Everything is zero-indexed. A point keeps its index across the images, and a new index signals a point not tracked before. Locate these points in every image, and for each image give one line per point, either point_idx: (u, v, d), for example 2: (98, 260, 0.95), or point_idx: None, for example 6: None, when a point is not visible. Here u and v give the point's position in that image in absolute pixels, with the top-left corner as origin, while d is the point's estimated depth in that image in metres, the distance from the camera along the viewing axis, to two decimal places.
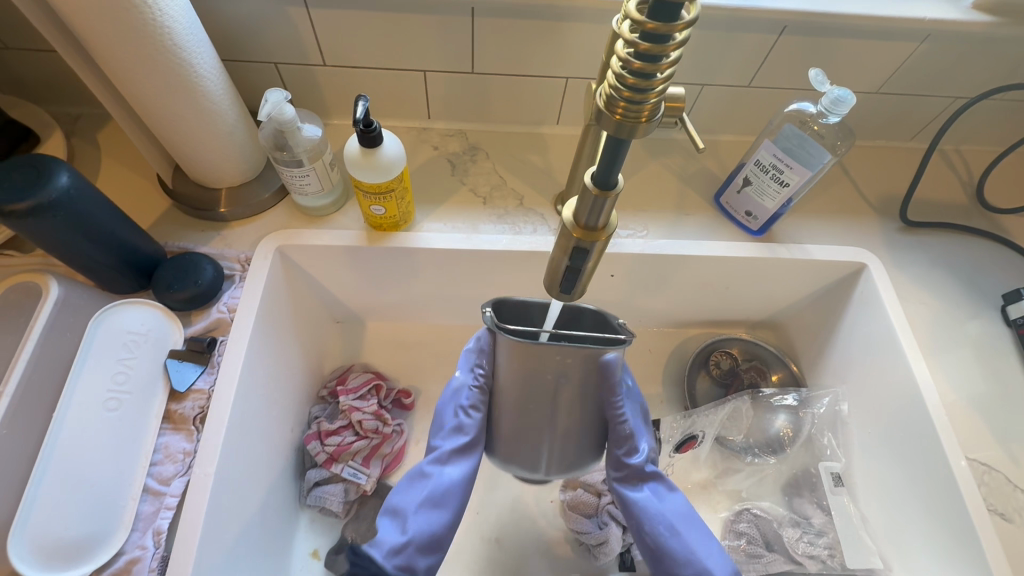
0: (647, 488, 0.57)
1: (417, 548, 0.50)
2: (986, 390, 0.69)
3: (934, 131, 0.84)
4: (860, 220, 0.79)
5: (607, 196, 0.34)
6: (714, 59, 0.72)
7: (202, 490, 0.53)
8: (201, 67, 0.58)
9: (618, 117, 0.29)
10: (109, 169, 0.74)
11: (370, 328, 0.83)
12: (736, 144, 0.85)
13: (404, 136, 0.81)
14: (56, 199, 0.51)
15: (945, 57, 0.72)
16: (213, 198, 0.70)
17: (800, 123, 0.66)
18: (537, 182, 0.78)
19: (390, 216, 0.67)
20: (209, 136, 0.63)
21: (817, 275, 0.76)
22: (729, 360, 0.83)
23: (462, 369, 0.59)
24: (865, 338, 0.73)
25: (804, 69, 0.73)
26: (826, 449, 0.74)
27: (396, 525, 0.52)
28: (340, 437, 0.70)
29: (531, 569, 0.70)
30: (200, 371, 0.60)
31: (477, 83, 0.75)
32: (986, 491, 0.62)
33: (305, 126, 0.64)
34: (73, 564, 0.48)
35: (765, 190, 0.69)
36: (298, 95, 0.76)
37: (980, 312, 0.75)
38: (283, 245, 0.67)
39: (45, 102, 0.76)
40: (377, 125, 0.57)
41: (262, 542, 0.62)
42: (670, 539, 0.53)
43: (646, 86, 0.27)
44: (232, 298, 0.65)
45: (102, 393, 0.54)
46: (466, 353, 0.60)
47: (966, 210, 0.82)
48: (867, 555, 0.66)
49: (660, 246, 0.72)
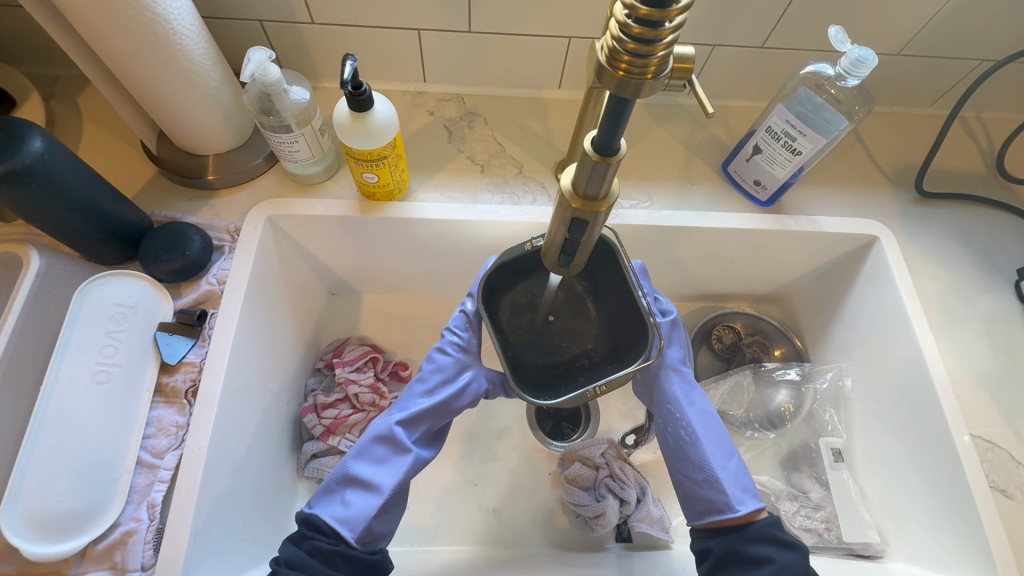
0: (678, 387, 0.65)
1: (379, 523, 0.55)
2: (995, 366, 0.68)
3: (956, 97, 0.80)
4: (873, 190, 0.76)
5: (609, 162, 0.32)
6: (727, 17, 0.68)
7: (197, 464, 0.52)
8: (177, 22, 0.55)
9: (621, 73, 0.26)
10: (91, 135, 0.71)
11: (366, 300, 0.82)
12: (746, 110, 0.81)
13: (399, 100, 0.77)
14: (30, 165, 0.49)
15: (974, 15, 0.67)
16: (197, 165, 0.67)
17: (814, 87, 0.62)
18: (537, 149, 0.75)
19: (383, 185, 0.64)
20: (194, 98, 0.60)
21: (826, 247, 0.73)
22: (732, 335, 0.81)
23: (452, 352, 0.64)
24: (872, 312, 0.71)
25: (822, 27, 0.69)
26: (828, 425, 0.73)
27: (367, 497, 0.55)
28: (336, 410, 0.69)
29: (529, 540, 0.71)
30: (190, 345, 0.58)
31: (475, 44, 0.71)
32: (988, 467, 0.62)
33: (292, 88, 0.60)
34: (69, 535, 0.48)
35: (776, 158, 0.66)
36: (285, 56, 0.73)
37: (993, 287, 0.72)
38: (274, 214, 0.65)
39: (22, 64, 0.73)
40: (367, 88, 0.54)
41: (260, 513, 0.62)
42: (688, 445, 0.61)
43: (653, 36, 0.25)
44: (221, 269, 0.63)
45: (90, 367, 0.53)
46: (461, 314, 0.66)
47: (984, 180, 0.79)
48: (865, 529, 0.65)
49: (664, 218, 0.70)
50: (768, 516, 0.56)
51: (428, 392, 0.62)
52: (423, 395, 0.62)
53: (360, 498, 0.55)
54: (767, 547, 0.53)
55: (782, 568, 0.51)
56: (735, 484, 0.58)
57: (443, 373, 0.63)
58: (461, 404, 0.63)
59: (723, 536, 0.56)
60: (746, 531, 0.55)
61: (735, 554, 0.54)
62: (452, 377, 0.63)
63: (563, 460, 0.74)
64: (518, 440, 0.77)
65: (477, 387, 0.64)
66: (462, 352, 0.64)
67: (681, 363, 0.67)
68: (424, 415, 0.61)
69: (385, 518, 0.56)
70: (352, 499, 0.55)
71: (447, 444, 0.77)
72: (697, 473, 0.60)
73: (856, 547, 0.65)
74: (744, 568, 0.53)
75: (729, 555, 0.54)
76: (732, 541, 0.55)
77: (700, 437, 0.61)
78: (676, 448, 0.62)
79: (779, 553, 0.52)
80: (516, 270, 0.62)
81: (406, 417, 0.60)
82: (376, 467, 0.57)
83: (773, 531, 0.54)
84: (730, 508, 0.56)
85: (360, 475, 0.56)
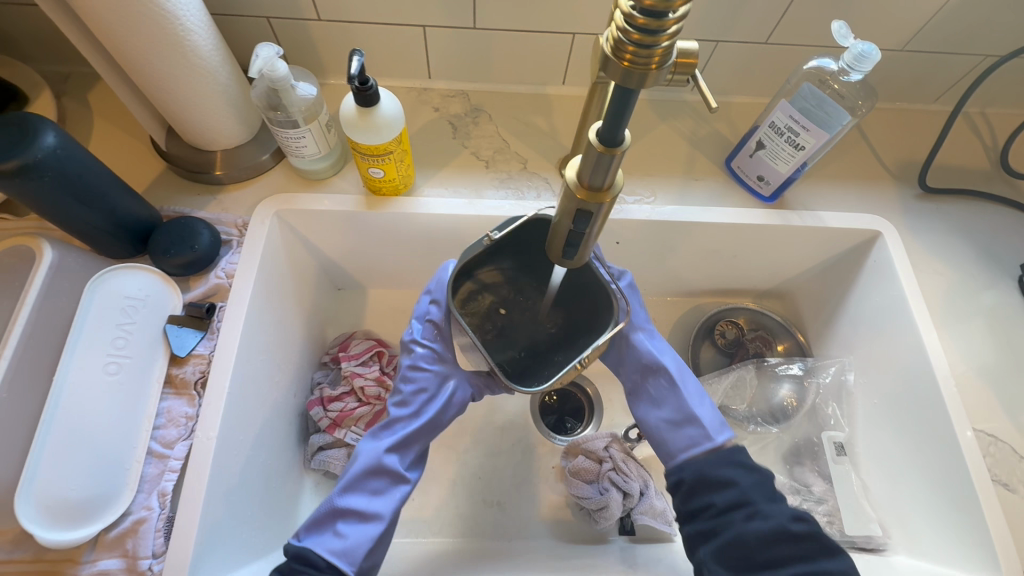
0: (648, 342, 0.67)
1: (378, 549, 0.56)
2: (998, 361, 0.68)
3: (960, 92, 0.80)
4: (876, 186, 0.77)
5: (613, 152, 0.32)
6: (730, 13, 0.68)
7: (206, 454, 0.53)
8: (186, 18, 0.55)
9: (626, 64, 0.27)
10: (101, 131, 0.72)
11: (371, 295, 0.83)
12: (749, 106, 0.81)
13: (404, 97, 0.78)
14: (43, 159, 0.50)
15: (977, 10, 0.67)
16: (206, 161, 0.68)
17: (817, 82, 0.63)
18: (540, 145, 0.76)
19: (390, 179, 0.65)
20: (200, 94, 0.61)
21: (829, 243, 0.74)
22: (735, 330, 0.81)
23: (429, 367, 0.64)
24: (875, 307, 0.72)
25: (825, 23, 0.69)
26: (831, 419, 0.74)
27: (363, 527, 0.55)
28: (343, 403, 0.70)
29: (533, 532, 0.71)
30: (200, 337, 0.59)
31: (480, 41, 0.72)
32: (991, 462, 0.62)
33: (299, 84, 0.61)
34: (81, 524, 0.49)
35: (779, 153, 0.67)
36: (291, 53, 0.73)
37: (997, 282, 0.73)
38: (282, 209, 0.66)
39: (32, 61, 0.74)
40: (373, 83, 0.54)
41: (267, 503, 0.63)
42: (667, 389, 0.64)
43: (657, 27, 0.25)
44: (229, 263, 0.64)
45: (102, 358, 0.54)
46: (427, 325, 0.66)
47: (987, 176, 0.79)
48: (867, 522, 0.66)
49: (667, 213, 0.70)
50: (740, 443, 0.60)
51: (414, 411, 0.63)
52: (409, 416, 0.63)
53: (355, 529, 0.55)
54: (732, 471, 0.56)
55: (746, 490, 0.54)
56: (712, 420, 0.61)
57: (426, 392, 0.63)
58: (448, 418, 0.64)
59: (695, 464, 0.58)
60: (718, 456, 0.58)
61: (704, 479, 0.57)
62: (435, 394, 0.64)
63: (566, 453, 0.75)
64: (522, 434, 0.78)
65: (462, 394, 0.65)
66: (439, 364, 0.65)
67: (646, 322, 0.69)
68: (414, 435, 0.62)
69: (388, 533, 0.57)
70: (346, 530, 0.55)
71: (452, 437, 0.77)
72: (675, 414, 0.63)
73: (859, 540, 0.65)
74: (712, 491, 0.56)
75: (698, 482, 0.57)
76: (700, 466, 0.58)
77: (678, 382, 0.64)
78: (657, 394, 0.65)
79: (743, 476, 0.56)
80: (471, 271, 0.59)
81: (398, 442, 0.61)
82: (370, 497, 0.58)
83: (736, 456, 0.57)
84: (709, 439, 0.59)
85: (354, 508, 0.56)
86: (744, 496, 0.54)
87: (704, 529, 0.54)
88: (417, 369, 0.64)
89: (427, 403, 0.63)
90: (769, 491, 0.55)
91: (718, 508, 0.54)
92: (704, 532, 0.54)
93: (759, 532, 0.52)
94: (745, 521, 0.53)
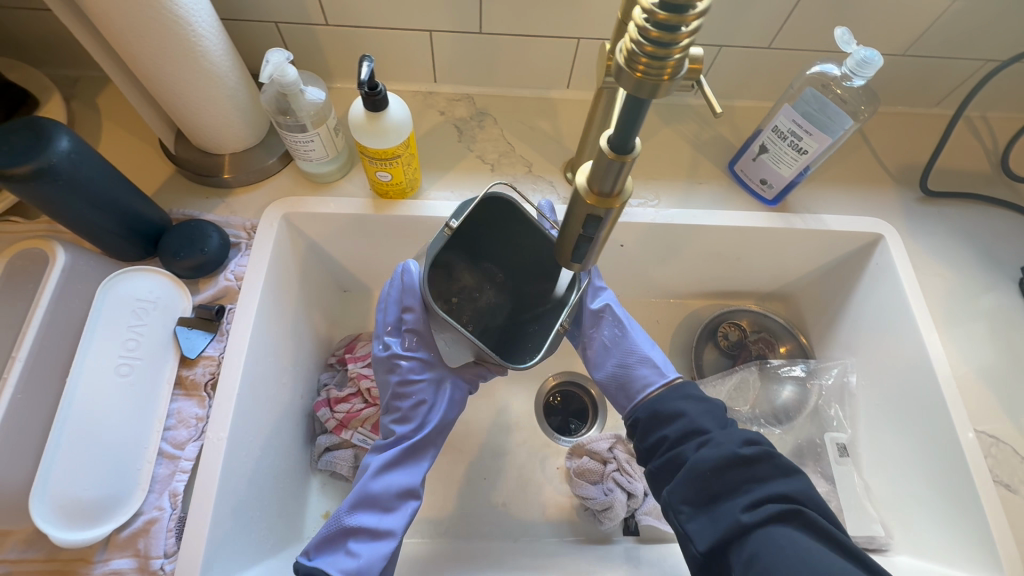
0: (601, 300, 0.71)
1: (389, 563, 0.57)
2: (998, 362, 0.68)
3: (961, 97, 0.80)
4: (878, 189, 0.77)
5: (624, 160, 0.33)
6: (734, 18, 0.69)
7: (217, 455, 0.54)
8: (198, 25, 0.56)
9: (638, 75, 0.27)
10: (110, 134, 0.72)
11: (376, 297, 0.83)
12: (752, 110, 0.82)
13: (410, 100, 0.79)
14: (57, 164, 0.50)
15: (978, 16, 0.68)
16: (215, 164, 0.69)
17: (820, 87, 0.63)
18: (545, 148, 0.76)
19: (397, 183, 0.66)
20: (210, 99, 0.62)
21: (832, 245, 0.74)
22: (737, 332, 0.82)
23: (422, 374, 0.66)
24: (877, 309, 0.72)
25: (828, 28, 0.70)
26: (833, 420, 0.75)
27: (373, 543, 0.56)
28: (350, 404, 0.71)
29: (538, 532, 0.72)
30: (209, 339, 0.60)
31: (485, 46, 0.73)
32: (992, 462, 0.63)
33: (308, 89, 0.62)
34: (94, 524, 0.50)
35: (782, 157, 0.67)
36: (299, 57, 0.74)
37: (997, 284, 0.73)
38: (290, 212, 0.66)
39: (41, 64, 0.74)
40: (383, 88, 0.55)
41: (275, 503, 0.63)
42: (625, 338, 0.69)
43: (671, 39, 0.26)
44: (239, 266, 0.64)
45: (114, 358, 0.54)
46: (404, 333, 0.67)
47: (988, 179, 0.79)
48: (870, 522, 0.66)
49: (671, 216, 0.71)
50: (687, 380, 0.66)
51: (417, 424, 0.64)
52: (413, 430, 0.64)
53: (366, 546, 0.56)
54: (682, 405, 0.60)
55: (695, 420, 0.58)
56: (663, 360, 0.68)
57: (426, 403, 0.65)
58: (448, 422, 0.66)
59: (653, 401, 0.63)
60: (671, 392, 0.62)
61: (658, 416, 0.61)
62: (434, 402, 0.65)
63: (570, 454, 0.75)
64: (527, 434, 0.79)
65: (459, 395, 0.67)
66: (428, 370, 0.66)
67: (599, 286, 0.72)
68: (420, 446, 0.64)
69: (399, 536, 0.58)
70: (357, 543, 0.56)
71: (457, 438, 0.78)
72: (630, 358, 0.68)
73: (862, 541, 0.65)
74: (665, 425, 0.60)
75: (652, 419, 0.61)
76: (655, 404, 0.62)
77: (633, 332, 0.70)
78: (616, 347, 0.69)
79: (692, 408, 0.59)
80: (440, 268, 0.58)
81: (405, 454, 0.62)
82: (381, 515, 0.59)
83: (689, 390, 0.62)
84: (661, 376, 0.65)
85: (365, 526, 0.57)
86: (695, 423, 0.58)
87: (665, 465, 0.57)
88: (410, 383, 0.65)
89: (428, 413, 0.65)
90: (718, 418, 0.58)
91: (671, 440, 0.58)
92: (666, 465, 0.57)
93: (710, 457, 0.53)
94: (697, 450, 0.55)
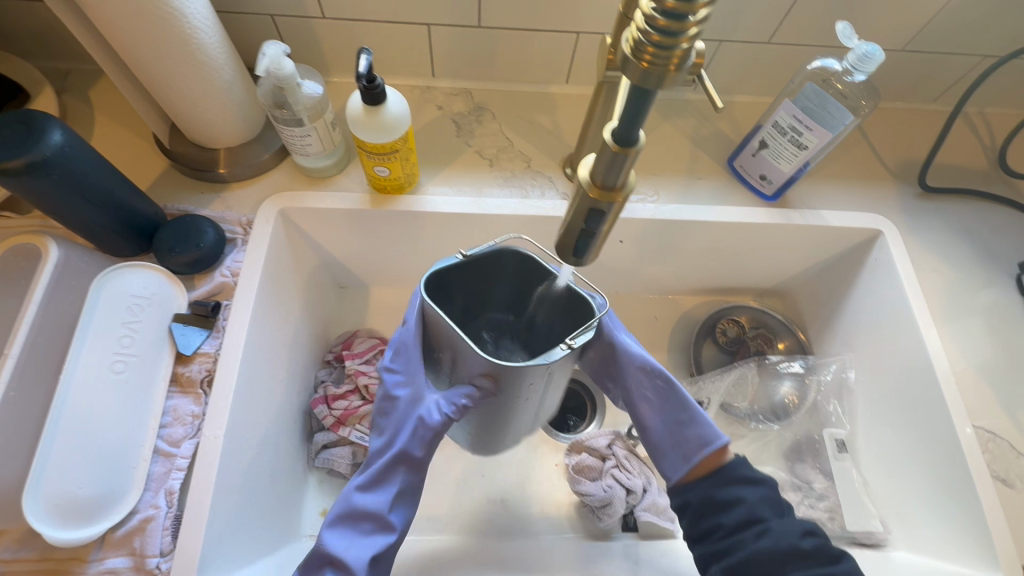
0: (629, 342, 0.57)
1: None
2: (996, 358, 0.69)
3: (959, 93, 0.81)
4: (877, 185, 0.77)
5: (628, 152, 0.32)
6: (734, 12, 0.68)
7: (214, 452, 0.53)
8: (193, 16, 0.55)
9: (645, 65, 0.27)
10: (103, 128, 0.71)
11: (374, 294, 0.82)
12: (751, 106, 0.81)
13: (408, 95, 0.78)
14: (51, 157, 0.50)
15: (977, 11, 0.68)
16: (210, 158, 0.68)
17: (821, 82, 0.63)
18: (544, 144, 0.76)
19: (395, 178, 0.65)
20: (204, 92, 0.61)
21: (831, 241, 0.74)
22: (736, 329, 0.82)
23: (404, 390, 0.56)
24: (876, 305, 0.72)
25: (828, 23, 0.70)
26: (832, 416, 0.75)
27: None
28: (347, 401, 0.70)
29: (537, 529, 0.72)
30: (205, 335, 0.59)
31: (484, 39, 0.72)
32: (989, 457, 0.63)
33: (305, 82, 0.61)
34: (88, 523, 0.49)
35: (782, 152, 0.67)
36: (295, 50, 0.73)
37: (994, 280, 0.73)
38: (287, 208, 0.66)
39: (32, 57, 0.73)
40: (381, 82, 0.54)
41: (272, 501, 0.63)
42: (663, 388, 0.55)
43: (678, 28, 0.25)
44: (235, 261, 0.64)
45: (108, 356, 0.54)
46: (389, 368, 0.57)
47: (985, 175, 0.79)
48: (868, 518, 0.66)
49: (671, 211, 0.70)
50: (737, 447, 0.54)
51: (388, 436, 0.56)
52: (383, 445, 0.56)
53: None
54: (738, 487, 0.52)
55: (754, 506, 0.50)
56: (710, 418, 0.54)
57: (397, 415, 0.56)
58: (424, 445, 0.54)
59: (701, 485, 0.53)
60: (721, 473, 0.53)
61: (710, 500, 0.52)
62: (407, 415, 0.55)
63: (569, 451, 0.75)
64: None
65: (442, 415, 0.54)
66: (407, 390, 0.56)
67: (612, 323, 0.58)
68: (392, 463, 0.54)
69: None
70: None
71: None
72: (678, 415, 0.55)
73: (860, 536, 0.66)
74: (719, 512, 0.51)
75: (706, 504, 0.52)
76: (706, 486, 0.52)
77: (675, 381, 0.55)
78: (654, 396, 0.56)
79: (749, 492, 0.51)
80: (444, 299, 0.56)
81: (369, 476, 0.54)
82: (351, 539, 0.51)
83: (740, 469, 0.53)
84: (717, 440, 0.53)
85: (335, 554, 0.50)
86: (755, 513, 0.50)
87: (715, 554, 0.50)
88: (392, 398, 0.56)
89: (399, 429, 0.55)
90: (779, 507, 0.51)
91: (726, 531, 0.50)
92: (715, 554, 0.50)
93: (771, 550, 0.48)
94: (756, 540, 0.49)
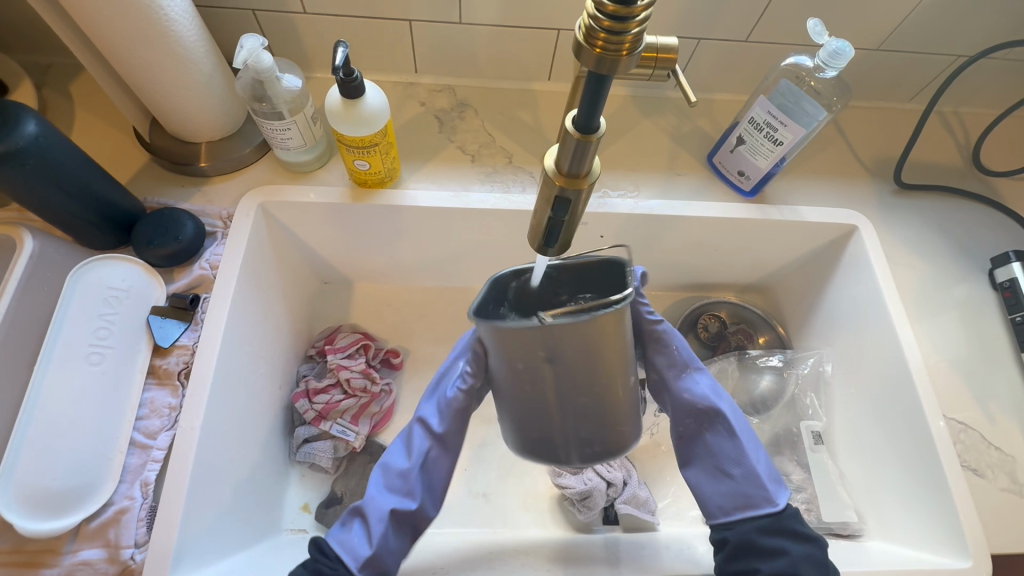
0: (704, 385, 0.59)
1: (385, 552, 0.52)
2: (969, 351, 0.70)
3: (934, 91, 0.82)
4: (853, 182, 0.78)
5: (589, 140, 0.33)
6: (710, 10, 0.69)
7: (190, 444, 0.53)
8: (171, 9, 0.55)
9: (598, 51, 0.27)
10: (84, 122, 0.71)
11: (357, 289, 0.83)
12: (731, 104, 0.82)
13: (391, 91, 0.78)
14: (25, 147, 0.49)
15: (948, 11, 0.69)
16: (191, 152, 0.68)
17: (794, 79, 0.64)
18: (525, 140, 0.77)
19: (375, 172, 0.65)
20: (184, 86, 0.61)
21: (808, 237, 0.75)
22: (717, 324, 0.83)
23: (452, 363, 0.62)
24: (851, 300, 0.73)
25: (802, 21, 0.71)
26: (809, 409, 0.76)
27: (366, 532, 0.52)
28: (328, 395, 0.71)
29: (518, 522, 0.72)
30: (183, 328, 0.59)
31: (465, 36, 0.73)
32: (961, 448, 0.64)
33: (284, 76, 0.61)
34: (61, 514, 0.49)
35: (759, 149, 0.68)
36: (277, 46, 0.73)
37: (969, 276, 0.75)
38: (266, 201, 0.66)
39: (12, 52, 0.73)
40: (358, 75, 0.55)
41: (251, 494, 0.63)
42: (724, 437, 0.57)
43: (627, 13, 0.26)
44: (214, 255, 0.64)
45: (84, 348, 0.54)
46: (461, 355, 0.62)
47: (960, 173, 0.81)
48: (843, 509, 0.67)
49: (649, 207, 0.71)
50: (793, 504, 0.54)
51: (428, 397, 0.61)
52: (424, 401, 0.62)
53: (356, 532, 0.53)
54: (783, 538, 0.51)
55: (797, 561, 0.49)
56: (767, 472, 0.55)
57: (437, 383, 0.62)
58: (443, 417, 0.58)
59: (744, 526, 0.53)
60: (771, 521, 0.52)
61: (752, 544, 0.51)
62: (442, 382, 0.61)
63: None
64: None
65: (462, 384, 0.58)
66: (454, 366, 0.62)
67: (692, 360, 0.61)
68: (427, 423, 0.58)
69: (389, 546, 0.52)
70: (352, 536, 0.52)
71: None
72: (734, 468, 0.56)
73: (835, 527, 0.67)
74: (760, 557, 0.51)
75: (744, 546, 0.52)
76: (750, 530, 0.52)
77: (737, 430, 0.57)
78: (710, 438, 0.58)
79: (795, 545, 0.51)
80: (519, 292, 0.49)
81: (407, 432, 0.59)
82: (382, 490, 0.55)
83: (792, 523, 0.52)
84: (769, 502, 0.53)
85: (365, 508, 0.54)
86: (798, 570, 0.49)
87: None
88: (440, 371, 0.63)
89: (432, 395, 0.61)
90: (824, 568, 0.50)
91: None
92: None
93: None
94: None
